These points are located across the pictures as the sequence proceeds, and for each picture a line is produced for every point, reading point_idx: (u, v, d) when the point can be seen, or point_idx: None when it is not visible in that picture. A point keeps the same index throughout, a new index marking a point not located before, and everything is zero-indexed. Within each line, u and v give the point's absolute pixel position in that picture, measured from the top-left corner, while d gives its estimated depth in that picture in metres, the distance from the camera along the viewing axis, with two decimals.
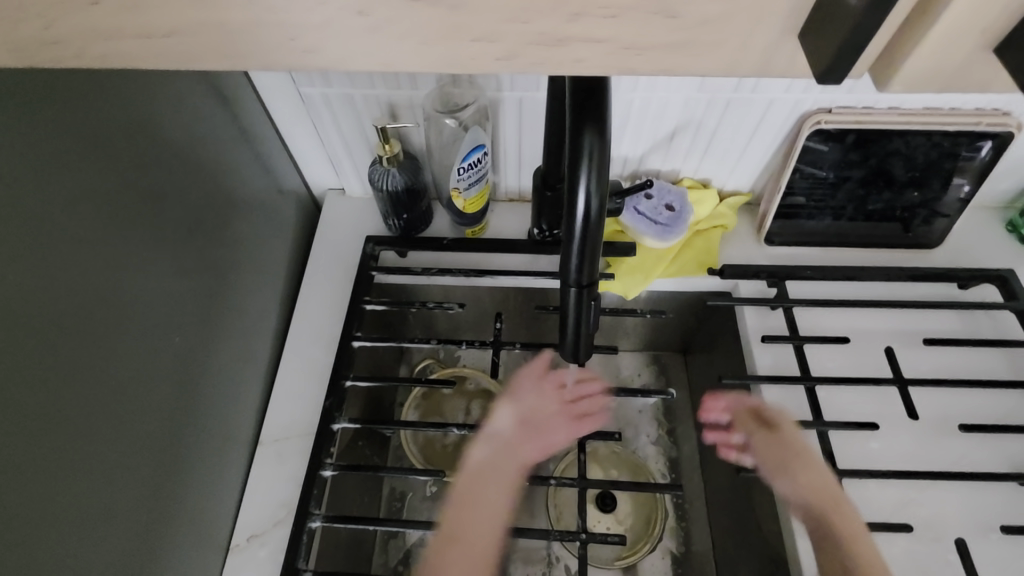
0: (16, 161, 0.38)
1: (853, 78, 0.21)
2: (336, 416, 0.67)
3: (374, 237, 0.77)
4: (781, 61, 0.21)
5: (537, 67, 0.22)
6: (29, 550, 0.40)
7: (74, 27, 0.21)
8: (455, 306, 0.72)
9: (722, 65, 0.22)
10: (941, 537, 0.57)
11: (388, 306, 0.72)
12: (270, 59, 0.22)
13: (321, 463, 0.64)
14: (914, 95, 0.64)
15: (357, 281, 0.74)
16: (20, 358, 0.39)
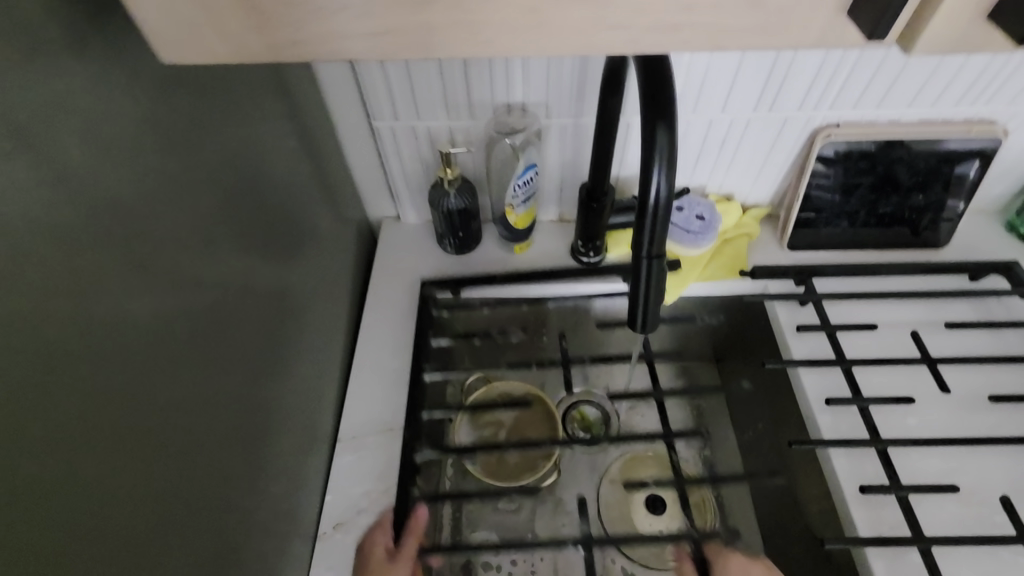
0: (186, 166, 0.46)
1: (890, 42, 0.28)
2: (417, 446, 0.68)
3: (429, 281, 0.83)
4: (837, 34, 0.29)
5: (655, 45, 0.29)
6: (175, 510, 0.44)
7: (317, 32, 0.29)
8: (521, 338, 0.75)
9: (793, 39, 0.29)
10: (988, 501, 0.61)
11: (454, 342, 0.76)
12: (452, 50, 0.30)
13: (412, 452, 0.67)
14: (911, 109, 0.73)
15: (419, 320, 0.79)
16: (181, 335, 0.45)
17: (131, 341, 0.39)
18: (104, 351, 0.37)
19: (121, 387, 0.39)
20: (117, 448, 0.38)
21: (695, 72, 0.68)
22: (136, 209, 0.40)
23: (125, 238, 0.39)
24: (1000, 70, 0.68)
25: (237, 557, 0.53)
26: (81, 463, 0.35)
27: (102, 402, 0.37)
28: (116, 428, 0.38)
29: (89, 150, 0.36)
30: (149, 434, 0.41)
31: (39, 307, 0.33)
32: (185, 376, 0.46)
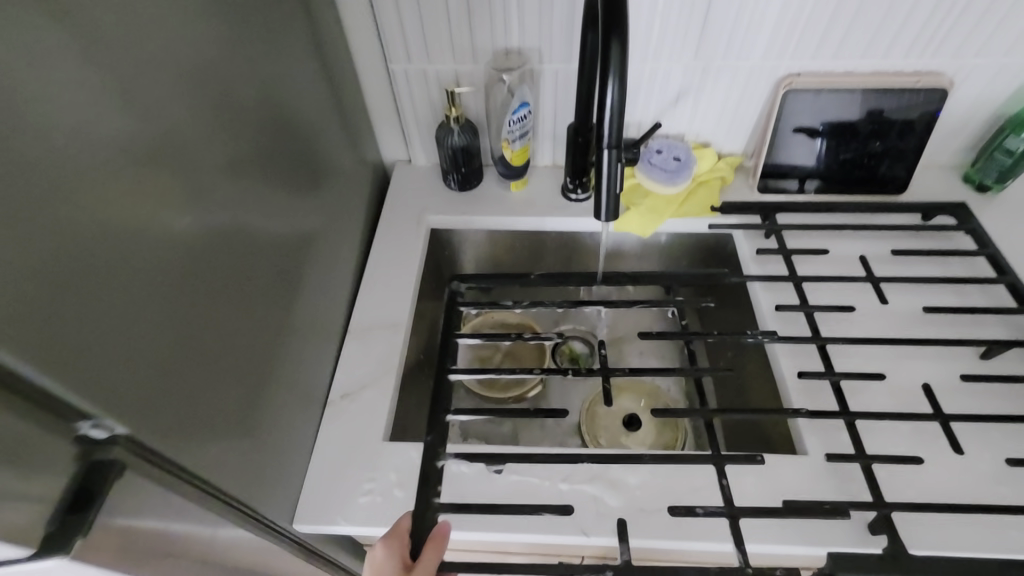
0: (233, 60, 0.58)
1: None
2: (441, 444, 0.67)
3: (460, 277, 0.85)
4: None
5: None
6: (230, 327, 0.55)
7: None
8: (554, 337, 0.73)
9: None
10: (915, 390, 0.69)
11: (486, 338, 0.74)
12: None
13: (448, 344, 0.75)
14: (864, 60, 0.82)
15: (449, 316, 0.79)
16: (230, 192, 0.57)
17: (196, 195, 0.50)
18: (183, 186, 0.48)
19: (195, 230, 0.49)
20: (194, 254, 0.49)
21: (668, 23, 0.79)
22: (196, 96, 0.51)
23: (191, 118, 0.50)
24: (941, 24, 0.77)
25: (274, 395, 0.64)
26: (175, 277, 0.46)
27: (182, 212, 0.48)
28: (194, 240, 0.49)
29: (170, 40, 0.47)
30: (213, 276, 0.52)
31: (148, 126, 0.44)
32: (235, 224, 0.57)
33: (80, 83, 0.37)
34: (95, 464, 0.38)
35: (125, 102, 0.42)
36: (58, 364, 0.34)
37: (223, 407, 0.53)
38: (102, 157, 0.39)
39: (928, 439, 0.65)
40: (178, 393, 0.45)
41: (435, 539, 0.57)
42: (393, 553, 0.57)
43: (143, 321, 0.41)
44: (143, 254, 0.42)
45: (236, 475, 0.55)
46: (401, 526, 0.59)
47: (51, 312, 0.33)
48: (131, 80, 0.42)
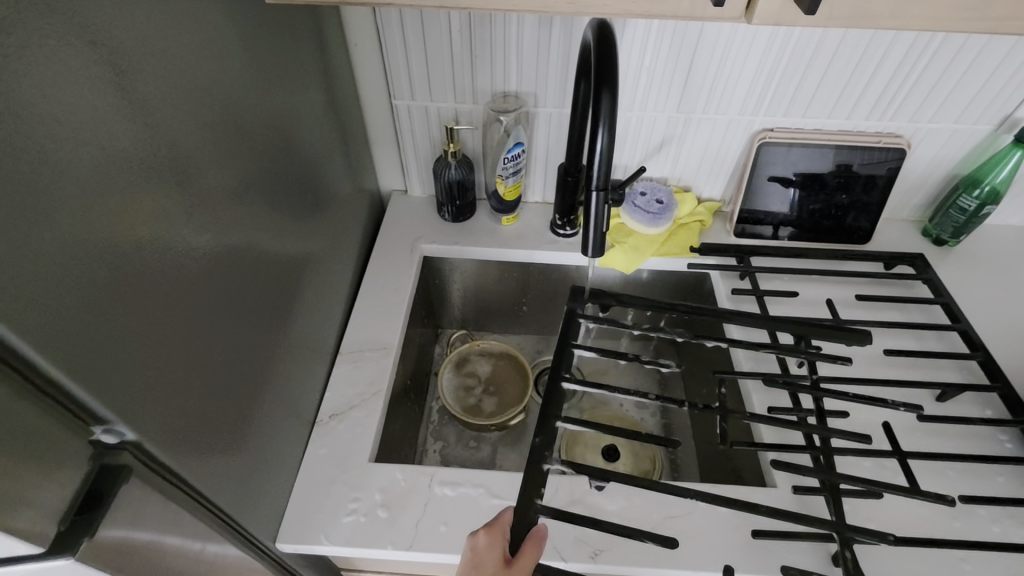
0: (247, 90, 0.61)
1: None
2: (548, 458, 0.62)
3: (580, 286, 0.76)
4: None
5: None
6: (229, 343, 0.57)
7: None
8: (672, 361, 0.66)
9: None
10: (876, 428, 0.74)
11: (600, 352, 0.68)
12: None
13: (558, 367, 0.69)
14: (832, 119, 0.89)
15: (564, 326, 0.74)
16: (237, 214, 0.59)
17: (206, 215, 0.53)
18: (195, 208, 0.51)
19: (202, 247, 0.52)
20: (201, 273, 0.52)
21: (654, 76, 0.85)
22: (215, 123, 0.54)
23: (208, 143, 0.53)
24: (897, 92, 0.85)
25: (264, 412, 0.65)
26: (182, 290, 0.48)
27: (194, 234, 0.51)
28: (201, 259, 0.52)
29: (195, 71, 0.51)
30: (215, 293, 0.54)
31: (173, 154, 0.48)
32: (238, 245, 0.60)
33: (119, 109, 0.41)
34: (105, 467, 0.40)
35: (155, 127, 0.45)
36: (77, 366, 0.36)
37: (216, 420, 0.55)
38: (131, 175, 0.42)
39: (888, 475, 0.69)
40: (177, 402, 0.47)
41: (536, 537, 0.56)
42: (495, 539, 0.56)
43: (153, 330, 0.44)
44: (156, 268, 0.45)
45: (226, 488, 0.56)
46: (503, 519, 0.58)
47: (77, 317, 0.36)
48: (160, 106, 0.46)
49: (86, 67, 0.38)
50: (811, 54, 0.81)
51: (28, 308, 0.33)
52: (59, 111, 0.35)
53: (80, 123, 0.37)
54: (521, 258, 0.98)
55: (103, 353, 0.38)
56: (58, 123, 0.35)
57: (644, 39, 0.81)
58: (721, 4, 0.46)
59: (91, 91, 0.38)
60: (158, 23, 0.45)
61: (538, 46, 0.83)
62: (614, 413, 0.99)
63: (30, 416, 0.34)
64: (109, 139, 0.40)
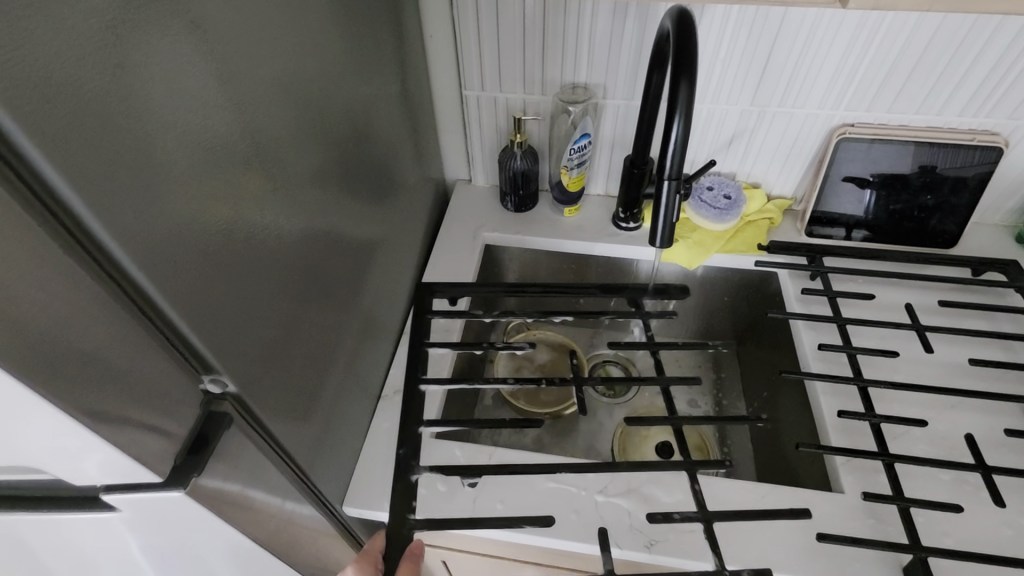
0: (330, 74, 0.65)
1: None
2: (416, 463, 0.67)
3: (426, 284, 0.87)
4: None
5: None
6: (309, 313, 0.61)
7: None
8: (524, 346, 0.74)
9: None
10: (956, 441, 0.70)
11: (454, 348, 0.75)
12: None
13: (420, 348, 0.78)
14: (920, 115, 0.85)
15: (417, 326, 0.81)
16: (318, 191, 0.63)
17: (293, 194, 0.57)
18: (285, 184, 0.55)
19: (290, 222, 0.56)
20: (287, 242, 0.55)
21: (727, 67, 0.83)
22: (302, 105, 0.58)
23: (297, 124, 0.57)
24: (995, 84, 0.80)
25: (336, 382, 0.69)
26: (273, 259, 0.52)
27: (283, 207, 0.54)
28: (289, 229, 0.55)
29: (284, 55, 0.54)
30: (297, 263, 0.58)
31: (268, 132, 0.51)
32: (318, 220, 0.63)
33: (230, 86, 0.44)
34: (211, 414, 0.44)
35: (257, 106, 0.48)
36: (193, 319, 0.39)
37: (297, 384, 0.58)
38: (237, 147, 0.45)
39: (969, 490, 0.66)
40: (267, 363, 0.51)
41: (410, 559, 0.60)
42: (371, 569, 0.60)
43: (251, 295, 0.48)
44: (255, 237, 0.48)
45: (303, 448, 0.59)
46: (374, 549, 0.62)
47: (194, 274, 0.39)
48: (261, 86, 0.49)
49: (209, 45, 0.41)
50: (900, 44, 0.77)
51: (159, 261, 0.36)
52: (187, 83, 0.39)
53: (201, 97, 0.40)
54: (582, 250, 0.98)
55: (213, 310, 0.42)
56: (186, 94, 0.39)
57: (719, 31, 0.79)
58: None
59: (210, 68, 0.41)
60: (259, 8, 0.49)
61: (611, 37, 0.82)
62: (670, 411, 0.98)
63: (153, 360, 0.38)
64: (222, 113, 0.43)
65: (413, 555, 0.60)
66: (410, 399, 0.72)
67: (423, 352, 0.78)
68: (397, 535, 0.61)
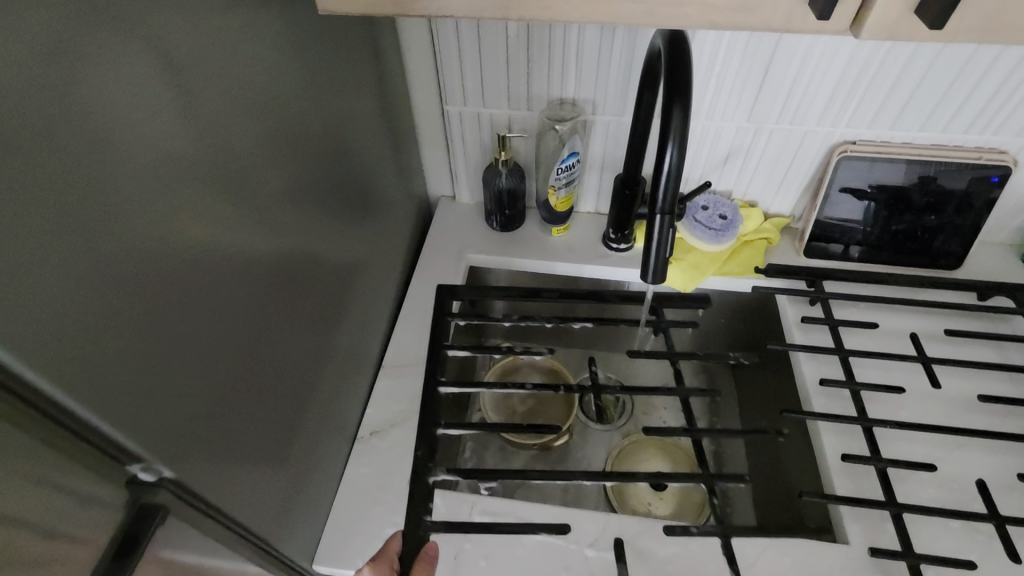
0: (304, 97, 0.59)
1: (831, 16, 0.38)
2: (432, 467, 0.67)
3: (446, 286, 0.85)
4: (787, 18, 0.40)
5: (658, 15, 0.41)
6: (276, 362, 0.56)
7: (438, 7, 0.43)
8: (543, 353, 0.73)
9: (749, 19, 0.40)
10: (966, 484, 0.66)
11: (471, 354, 0.74)
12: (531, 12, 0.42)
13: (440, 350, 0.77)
14: (924, 133, 0.80)
15: (436, 329, 0.80)
16: (290, 227, 0.58)
17: (259, 235, 0.51)
18: (248, 228, 0.49)
19: (257, 266, 0.51)
20: (252, 291, 0.50)
21: (724, 84, 0.79)
22: (269, 135, 0.52)
23: (262, 158, 0.51)
24: (1006, 101, 0.75)
25: (308, 431, 0.63)
26: (228, 313, 0.46)
27: (247, 254, 0.49)
28: (252, 276, 0.50)
29: (251, 82, 0.49)
30: (265, 310, 0.53)
31: (228, 173, 0.46)
32: (290, 259, 0.58)
33: (168, 125, 0.39)
34: (144, 508, 0.38)
35: (206, 145, 0.43)
36: (112, 407, 0.34)
37: (259, 443, 0.53)
38: (178, 195, 0.40)
39: (982, 540, 0.62)
40: (216, 431, 0.46)
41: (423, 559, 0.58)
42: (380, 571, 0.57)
43: (193, 362, 0.42)
44: (202, 293, 0.43)
45: (263, 512, 0.54)
46: (390, 548, 0.60)
47: (107, 355, 0.34)
48: (214, 121, 0.44)
49: (134, 83, 0.36)
50: (905, 61, 0.73)
51: (53, 349, 0.30)
52: (101, 135, 0.33)
53: (127, 150, 0.35)
54: (572, 273, 0.94)
55: (138, 391, 0.37)
56: (101, 148, 0.33)
57: (716, 46, 0.74)
58: (827, 17, 0.39)
59: (137, 110, 0.36)
60: (215, 33, 0.43)
61: (600, 51, 0.77)
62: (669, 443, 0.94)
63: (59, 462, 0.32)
64: (155, 158, 0.37)
65: (427, 556, 0.58)
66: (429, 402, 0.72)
67: (442, 356, 0.77)
68: (412, 535, 0.63)
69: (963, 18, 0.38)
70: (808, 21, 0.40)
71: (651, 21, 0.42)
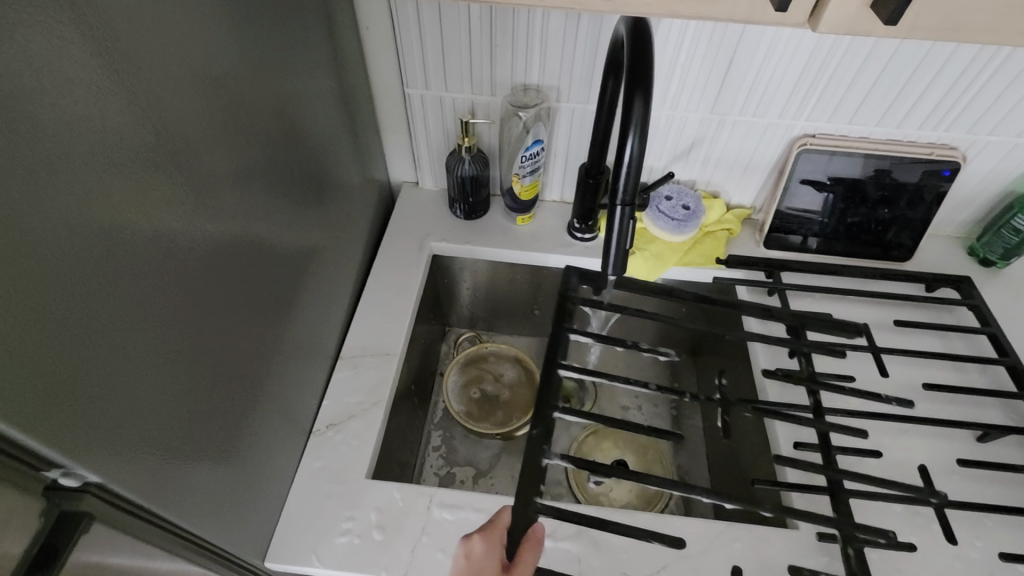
0: (250, 76, 0.56)
1: (791, 8, 0.38)
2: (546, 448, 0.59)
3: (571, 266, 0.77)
4: (747, 10, 0.39)
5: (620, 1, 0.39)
6: (218, 356, 0.53)
7: None
8: (671, 351, 0.64)
9: (709, 8, 0.39)
10: (909, 469, 0.69)
11: (596, 337, 0.65)
12: None
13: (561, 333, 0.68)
14: (880, 128, 0.82)
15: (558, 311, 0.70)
16: (235, 212, 0.55)
17: (199, 224, 0.49)
18: (184, 216, 0.46)
19: (195, 257, 0.48)
20: (189, 286, 0.47)
21: (688, 73, 0.78)
22: (209, 113, 0.50)
23: (202, 138, 0.49)
24: (954, 99, 0.77)
25: (255, 426, 0.61)
26: (161, 301, 0.44)
27: (183, 243, 0.46)
28: (188, 268, 0.47)
29: (190, 58, 0.46)
30: (204, 302, 0.50)
31: (161, 160, 0.43)
32: (235, 249, 0.55)
33: (89, 100, 0.36)
34: (63, 515, 0.37)
35: (136, 125, 0.40)
36: (25, 413, 0.32)
37: (200, 440, 0.51)
38: (102, 175, 0.37)
39: (921, 522, 0.65)
40: (149, 428, 0.43)
41: (531, 539, 0.55)
42: (490, 548, 0.56)
43: (121, 356, 0.40)
44: (129, 280, 0.40)
45: (204, 511, 0.52)
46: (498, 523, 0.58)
47: (15, 351, 0.31)
48: (143, 98, 0.41)
49: (47, 53, 0.33)
50: (864, 55, 0.73)
51: None
52: (11, 117, 0.30)
53: (42, 134, 0.32)
54: (536, 263, 0.93)
55: (56, 391, 0.34)
56: (11, 131, 0.30)
57: (681, 34, 0.74)
58: (786, 8, 0.38)
59: (54, 93, 0.33)
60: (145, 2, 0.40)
61: (565, 37, 0.76)
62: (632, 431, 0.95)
63: None
64: (73, 137, 0.35)
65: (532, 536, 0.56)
66: (545, 384, 0.64)
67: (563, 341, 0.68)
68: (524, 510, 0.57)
69: (917, 16, 0.37)
70: (770, 11, 0.39)
71: (609, 6, 0.40)
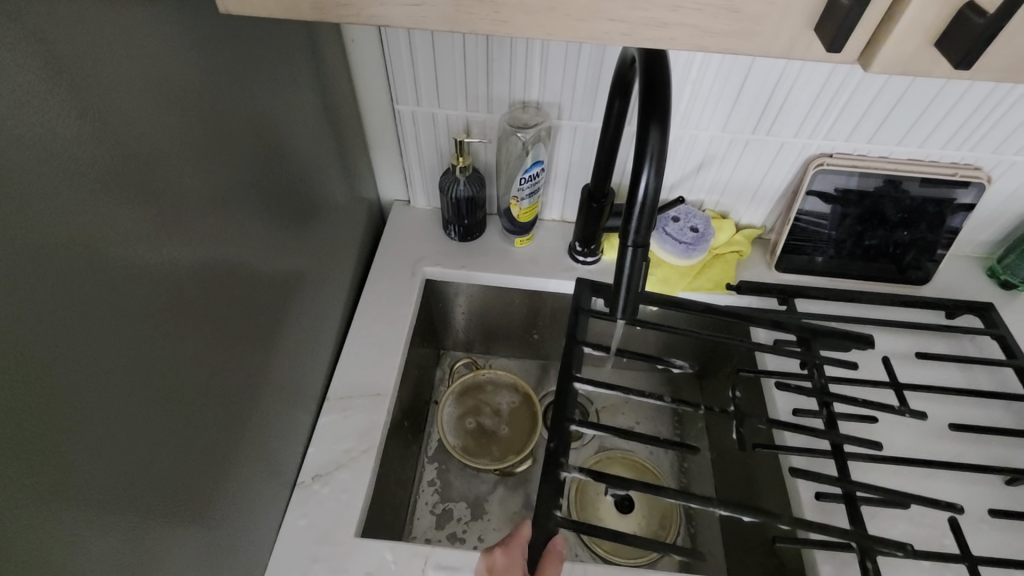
0: (227, 108, 0.50)
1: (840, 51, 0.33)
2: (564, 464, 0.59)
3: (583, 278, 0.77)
4: (787, 49, 0.33)
5: (643, 39, 0.34)
6: (193, 425, 0.48)
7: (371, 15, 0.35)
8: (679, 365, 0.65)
9: (745, 46, 0.34)
10: (935, 519, 0.65)
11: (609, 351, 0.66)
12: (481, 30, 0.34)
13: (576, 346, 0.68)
14: (901, 148, 0.77)
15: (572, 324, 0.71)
16: (212, 260, 0.49)
17: (168, 282, 0.43)
18: (151, 280, 0.41)
19: (164, 322, 0.43)
20: (158, 356, 0.42)
21: (700, 91, 0.73)
22: (181, 158, 0.44)
23: (171, 186, 0.43)
24: (983, 120, 0.72)
25: (236, 489, 0.56)
26: (119, 381, 0.38)
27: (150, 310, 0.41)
28: (155, 336, 0.42)
29: (157, 97, 0.40)
30: (174, 370, 0.45)
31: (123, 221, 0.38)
32: (212, 304, 0.50)
33: (26, 167, 0.30)
34: None
35: (89, 184, 0.35)
36: None
37: (168, 522, 0.46)
38: (40, 252, 0.31)
39: None
40: (106, 527, 0.38)
41: (553, 554, 0.55)
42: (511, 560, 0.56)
43: (62, 455, 0.34)
44: (73, 364, 0.34)
45: None
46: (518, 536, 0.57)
47: None
48: (98, 153, 0.35)
49: None
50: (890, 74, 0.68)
51: None
52: None
53: None
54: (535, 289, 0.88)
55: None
56: None
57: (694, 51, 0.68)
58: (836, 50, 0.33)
59: None
60: (102, 44, 0.35)
61: (568, 53, 0.70)
62: (638, 466, 0.90)
63: None
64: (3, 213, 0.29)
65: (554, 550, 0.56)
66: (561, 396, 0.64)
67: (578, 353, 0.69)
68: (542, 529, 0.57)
69: (987, 60, 0.32)
70: (816, 51, 0.33)
71: (629, 44, 0.35)
